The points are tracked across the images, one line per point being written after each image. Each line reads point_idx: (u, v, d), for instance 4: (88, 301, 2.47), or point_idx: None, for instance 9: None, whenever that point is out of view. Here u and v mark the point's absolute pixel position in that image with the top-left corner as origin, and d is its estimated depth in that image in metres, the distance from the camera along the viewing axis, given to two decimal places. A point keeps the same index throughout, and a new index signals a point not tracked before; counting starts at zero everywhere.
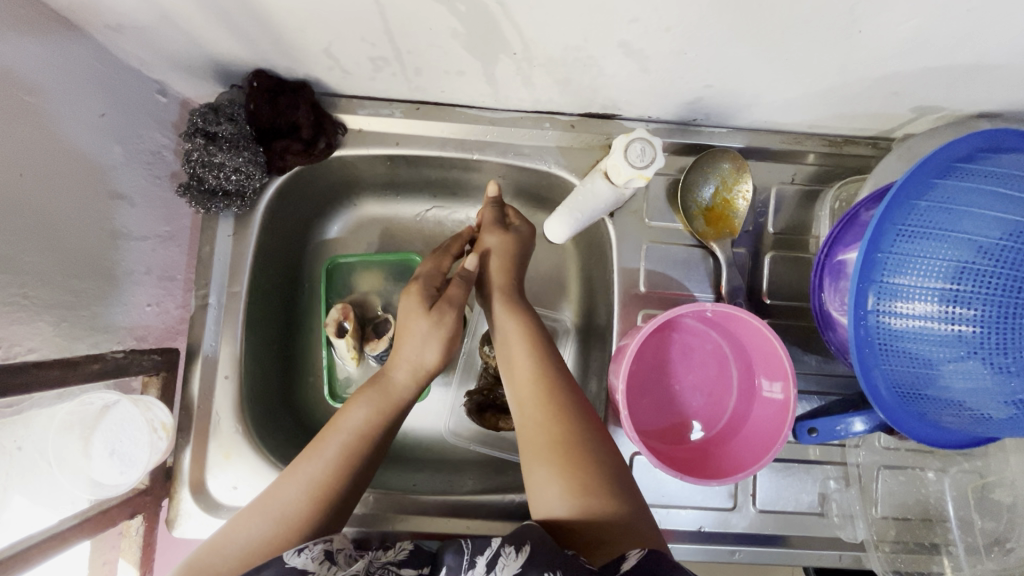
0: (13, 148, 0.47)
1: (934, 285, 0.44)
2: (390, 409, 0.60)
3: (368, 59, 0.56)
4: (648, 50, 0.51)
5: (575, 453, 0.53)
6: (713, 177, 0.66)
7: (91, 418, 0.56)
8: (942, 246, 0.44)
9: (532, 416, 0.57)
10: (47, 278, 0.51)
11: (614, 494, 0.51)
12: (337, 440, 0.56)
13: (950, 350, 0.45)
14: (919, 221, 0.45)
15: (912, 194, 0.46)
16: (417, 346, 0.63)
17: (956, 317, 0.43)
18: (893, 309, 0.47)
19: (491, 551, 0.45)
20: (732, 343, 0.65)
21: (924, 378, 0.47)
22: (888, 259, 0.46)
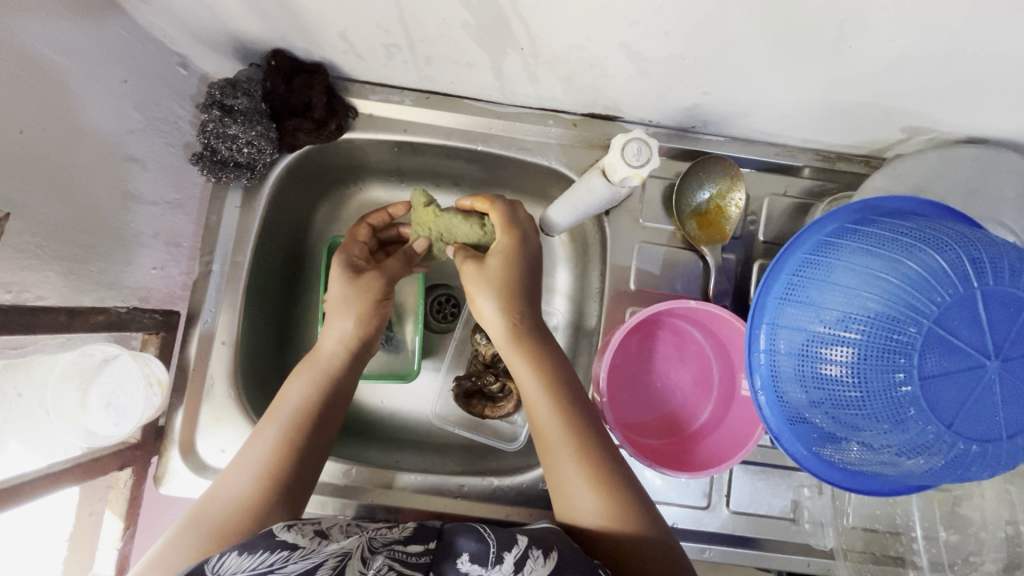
0: (37, 104, 0.49)
1: (823, 330, 0.51)
2: (326, 378, 0.62)
3: (382, 45, 0.59)
4: (648, 53, 0.53)
5: (599, 467, 0.56)
6: (709, 183, 0.68)
7: (89, 371, 0.58)
8: (828, 300, 0.51)
9: (554, 442, 0.58)
10: (60, 230, 0.53)
11: (641, 508, 0.55)
12: (273, 423, 0.59)
13: (848, 393, 0.50)
14: (813, 280, 0.53)
15: (816, 257, 0.55)
16: (339, 312, 0.64)
17: (821, 376, 0.52)
18: (805, 354, 0.53)
19: (518, 552, 0.49)
20: (715, 344, 0.66)
21: (841, 420, 0.52)
22: (795, 308, 0.54)
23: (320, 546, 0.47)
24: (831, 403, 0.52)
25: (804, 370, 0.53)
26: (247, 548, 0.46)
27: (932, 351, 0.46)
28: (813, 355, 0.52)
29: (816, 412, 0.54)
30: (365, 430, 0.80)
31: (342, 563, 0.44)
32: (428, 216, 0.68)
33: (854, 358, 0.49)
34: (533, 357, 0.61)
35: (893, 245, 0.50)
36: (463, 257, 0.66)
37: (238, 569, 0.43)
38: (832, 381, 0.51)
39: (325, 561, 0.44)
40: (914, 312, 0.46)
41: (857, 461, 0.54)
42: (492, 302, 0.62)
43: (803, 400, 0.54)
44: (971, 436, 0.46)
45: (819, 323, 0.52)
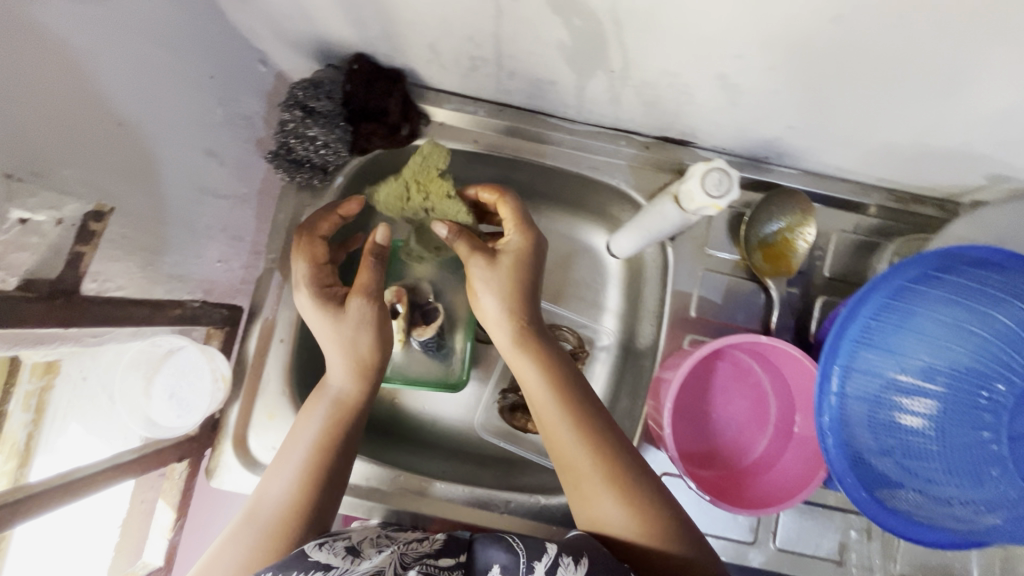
0: (133, 97, 0.49)
1: (908, 378, 0.53)
2: (348, 417, 0.62)
3: (468, 57, 0.59)
4: (743, 85, 0.52)
5: (611, 462, 0.56)
6: (779, 216, 0.67)
7: (156, 359, 0.60)
8: (915, 350, 0.53)
9: (568, 446, 0.57)
10: (143, 221, 0.53)
11: (656, 500, 0.55)
12: (292, 459, 0.58)
13: (925, 441, 0.52)
14: (899, 328, 0.53)
15: (902, 302, 0.53)
16: (347, 342, 0.61)
17: (896, 425, 0.53)
18: (885, 401, 0.53)
19: (549, 559, 0.48)
20: (775, 379, 0.65)
21: (910, 468, 0.53)
22: (878, 354, 0.53)
23: (353, 566, 0.47)
24: (902, 451, 0.53)
25: (877, 417, 0.53)
26: (281, 568, 0.46)
27: (1017, 411, 0.50)
28: (888, 403, 0.53)
29: (885, 459, 0.54)
30: (409, 436, 0.80)
31: None
32: (440, 189, 0.64)
33: (937, 411, 0.52)
34: (551, 376, 0.59)
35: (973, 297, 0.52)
36: (471, 251, 0.63)
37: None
38: (908, 430, 0.53)
39: None
40: (1004, 371, 0.50)
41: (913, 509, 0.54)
42: (493, 299, 0.62)
43: (870, 446, 0.54)
44: None
45: (898, 371, 0.53)
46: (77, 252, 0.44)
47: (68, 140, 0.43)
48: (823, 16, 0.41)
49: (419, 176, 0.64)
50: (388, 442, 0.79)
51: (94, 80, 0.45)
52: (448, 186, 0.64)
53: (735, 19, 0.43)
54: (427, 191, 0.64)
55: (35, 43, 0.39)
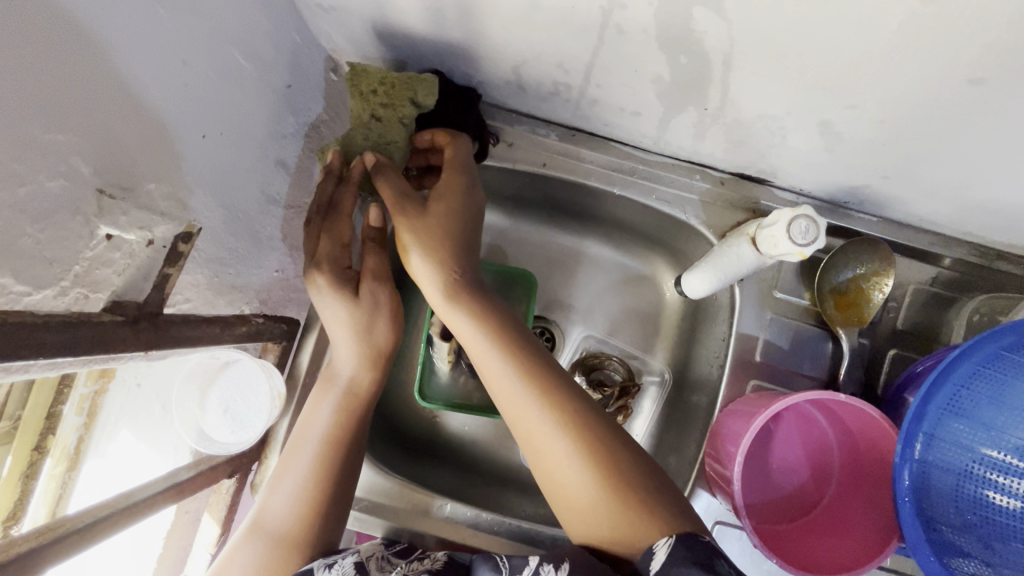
0: (217, 107, 0.48)
1: (1001, 455, 0.50)
2: (358, 405, 0.61)
3: (551, 82, 0.57)
4: (846, 134, 0.50)
5: (568, 424, 0.52)
6: (858, 264, 0.64)
7: (212, 371, 0.58)
8: (1011, 426, 0.50)
9: (524, 412, 0.53)
10: (215, 234, 0.52)
11: (620, 459, 0.50)
12: (300, 459, 0.58)
13: (1015, 523, 0.49)
14: (989, 399, 0.51)
15: (992, 372, 0.50)
16: (365, 330, 0.60)
17: (982, 501, 0.51)
18: (972, 477, 0.51)
19: (529, 571, 0.46)
20: (841, 433, 0.62)
21: (996, 551, 0.50)
22: (965, 427, 0.51)
23: None
24: (986, 528, 0.51)
25: (962, 492, 0.51)
26: None
27: None
28: (977, 479, 0.51)
29: (963, 536, 0.51)
30: (450, 457, 0.79)
31: None
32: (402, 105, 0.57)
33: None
34: (491, 336, 0.56)
35: None
36: (397, 196, 0.58)
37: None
38: (996, 509, 0.50)
39: None
40: None
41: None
42: (417, 250, 0.58)
43: (950, 520, 0.52)
44: None
45: (992, 447, 0.50)
46: (164, 274, 0.42)
47: (158, 154, 0.42)
48: (958, 76, 0.39)
49: (392, 82, 0.57)
50: (429, 462, 0.78)
51: (185, 90, 0.44)
52: (411, 115, 0.58)
53: (857, 73, 0.41)
54: (391, 102, 0.57)
55: (136, 55, 0.38)
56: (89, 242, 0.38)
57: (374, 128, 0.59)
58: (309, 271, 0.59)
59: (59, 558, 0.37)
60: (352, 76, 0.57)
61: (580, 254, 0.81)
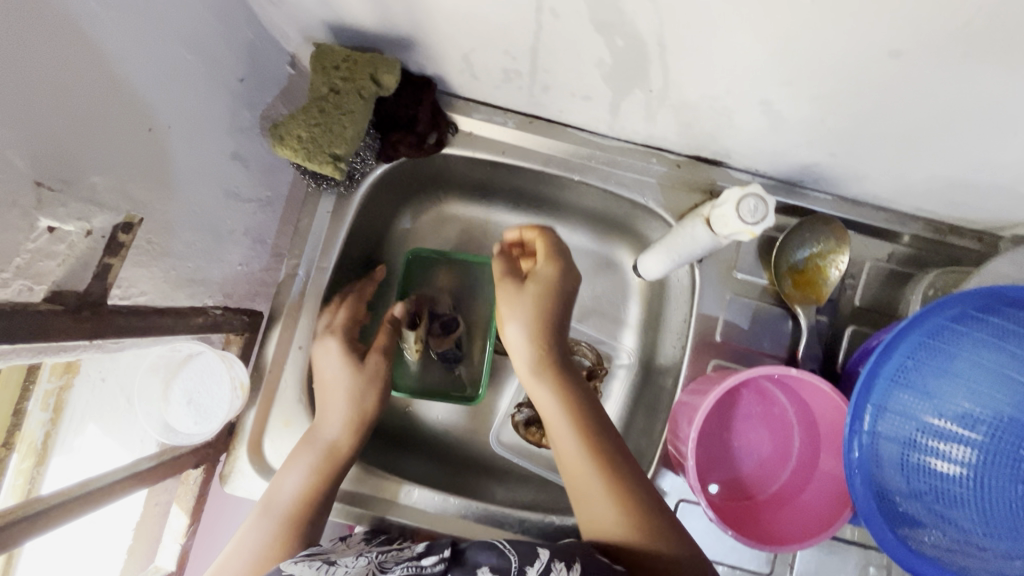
0: (164, 101, 0.48)
1: (944, 423, 0.51)
2: (328, 472, 0.60)
3: (501, 69, 0.57)
4: (787, 111, 0.50)
5: (605, 453, 0.55)
6: (812, 242, 0.65)
7: (175, 364, 0.59)
8: (953, 393, 0.51)
9: (570, 440, 0.56)
10: (169, 227, 0.53)
11: (642, 490, 0.54)
12: (263, 525, 0.57)
13: (959, 489, 0.51)
14: (933, 369, 0.51)
15: (938, 342, 0.51)
16: (351, 404, 0.63)
17: (926, 469, 0.52)
18: (917, 446, 0.52)
19: (540, 564, 0.47)
20: (800, 410, 0.63)
21: (941, 518, 0.52)
22: (913, 396, 0.52)
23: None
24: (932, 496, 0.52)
25: (909, 461, 0.52)
26: None
27: None
28: (922, 447, 0.52)
29: (913, 503, 0.52)
30: (422, 445, 0.80)
31: None
32: (360, 79, 0.55)
33: (976, 459, 0.50)
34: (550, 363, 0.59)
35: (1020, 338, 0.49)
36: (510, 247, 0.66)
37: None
38: (940, 475, 0.51)
39: None
40: None
41: (948, 556, 0.51)
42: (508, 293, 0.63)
43: (901, 489, 0.53)
44: None
45: (936, 415, 0.51)
46: (104, 264, 0.43)
47: (98, 147, 0.43)
48: (880, 48, 0.39)
49: (355, 59, 0.55)
50: (401, 450, 0.78)
51: (127, 85, 0.44)
52: (373, 93, 0.55)
53: (786, 49, 0.42)
54: (351, 77, 0.54)
55: (67, 51, 0.38)
56: (29, 234, 0.38)
57: (331, 103, 0.55)
58: (325, 330, 0.66)
59: (10, 545, 0.37)
60: (317, 54, 0.55)
61: None
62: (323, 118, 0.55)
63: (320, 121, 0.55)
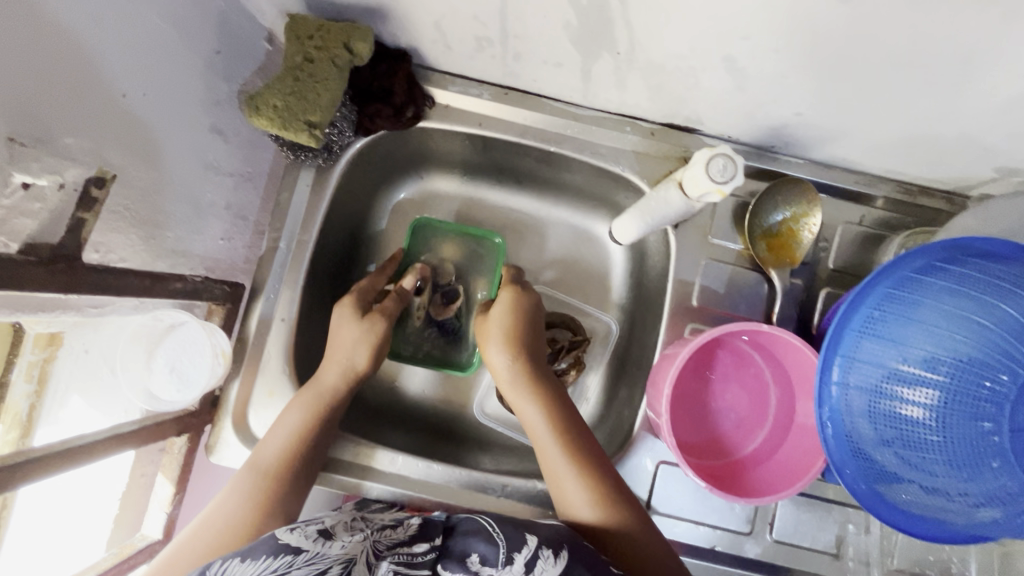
0: (137, 68, 0.49)
1: (906, 368, 0.50)
2: (325, 412, 0.63)
3: (473, 37, 0.58)
4: (750, 68, 0.51)
5: (572, 443, 0.61)
6: (785, 206, 0.66)
7: (157, 334, 0.60)
8: (916, 338, 0.50)
9: (541, 436, 0.62)
10: (147, 194, 0.53)
11: (607, 476, 0.59)
12: (252, 469, 0.58)
13: (928, 435, 0.50)
14: (894, 315, 0.52)
15: (896, 290, 0.52)
16: (348, 349, 0.66)
17: (895, 416, 0.51)
18: (883, 393, 0.52)
19: (528, 551, 0.50)
20: (775, 370, 0.65)
21: (914, 463, 0.51)
22: (876, 344, 0.52)
23: (323, 548, 0.49)
24: (903, 443, 0.52)
25: (877, 409, 0.52)
26: (249, 552, 0.47)
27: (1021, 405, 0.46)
28: (889, 394, 0.51)
29: (885, 451, 0.52)
30: (408, 419, 0.81)
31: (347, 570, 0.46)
32: (333, 47, 0.55)
33: (939, 402, 0.49)
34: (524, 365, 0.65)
35: (990, 289, 0.49)
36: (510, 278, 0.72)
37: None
38: (908, 421, 0.51)
39: (330, 568, 0.46)
40: (1011, 361, 0.47)
41: (910, 505, 0.54)
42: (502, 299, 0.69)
43: (870, 437, 0.53)
44: None
45: (900, 361, 0.51)
46: (78, 218, 0.45)
47: (71, 108, 0.43)
48: None
49: (327, 29, 0.55)
50: (387, 424, 0.79)
51: (101, 49, 0.45)
52: (345, 63, 0.56)
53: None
54: (323, 45, 0.55)
55: (36, 11, 0.39)
56: (2, 189, 0.39)
57: (303, 71, 0.56)
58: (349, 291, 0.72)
59: None
60: (291, 25, 0.56)
61: (529, 216, 0.83)
62: (298, 87, 0.56)
63: (293, 89, 0.56)
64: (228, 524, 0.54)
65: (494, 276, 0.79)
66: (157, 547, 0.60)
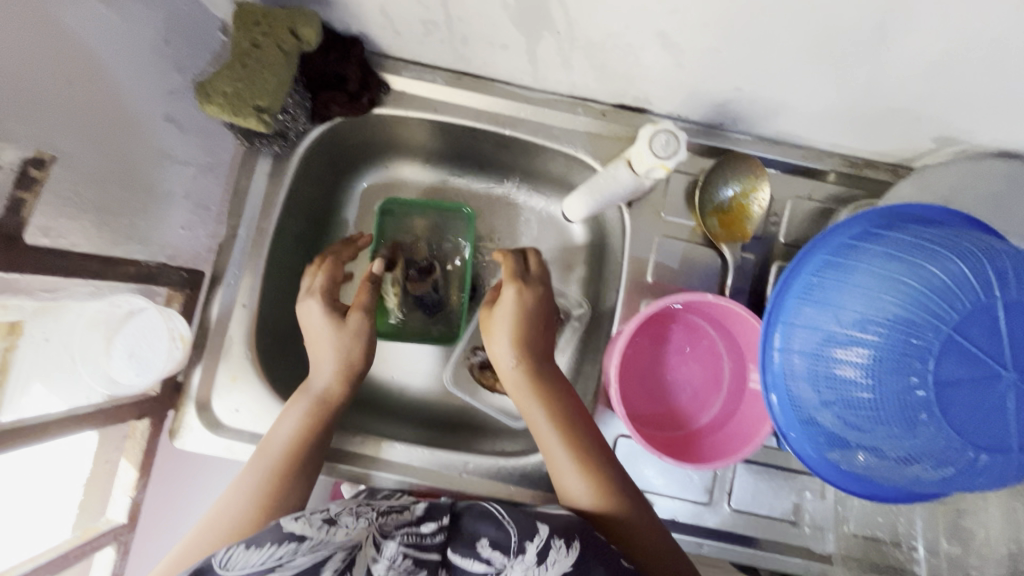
0: (80, 56, 0.50)
1: (839, 329, 0.51)
2: (325, 410, 0.63)
3: (419, 21, 0.60)
4: (683, 42, 0.53)
5: (575, 437, 0.61)
6: (733, 181, 0.68)
7: (116, 321, 0.61)
8: (847, 300, 0.51)
9: (545, 431, 0.62)
10: (98, 180, 0.55)
11: (610, 469, 0.61)
12: (258, 466, 0.59)
13: (863, 395, 0.49)
14: (828, 280, 0.53)
15: (830, 258, 0.54)
16: (331, 349, 0.64)
17: (832, 377, 0.51)
18: (820, 355, 0.52)
19: (540, 541, 0.52)
20: (727, 340, 0.67)
21: (854, 425, 0.51)
22: (812, 309, 0.53)
23: (328, 536, 0.49)
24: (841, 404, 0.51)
25: (817, 371, 0.53)
26: (254, 539, 0.47)
27: (947, 359, 0.45)
28: (826, 356, 0.52)
29: (826, 412, 0.53)
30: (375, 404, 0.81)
31: (350, 557, 0.49)
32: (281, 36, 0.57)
33: (869, 360, 0.49)
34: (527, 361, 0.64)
35: (918, 251, 0.50)
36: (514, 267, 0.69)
37: (247, 564, 0.45)
38: (844, 382, 0.50)
39: (335, 554, 0.48)
40: (933, 318, 0.46)
41: (864, 468, 0.54)
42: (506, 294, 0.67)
43: (812, 399, 0.54)
44: (983, 446, 0.46)
45: (834, 323, 0.51)
46: (17, 198, 0.45)
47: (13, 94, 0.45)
48: None
49: (274, 15, 0.57)
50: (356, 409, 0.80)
51: (44, 37, 0.46)
52: (293, 50, 0.58)
53: None
54: (270, 31, 0.56)
55: None
56: None
57: (250, 56, 0.57)
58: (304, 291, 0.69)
59: None
60: (239, 13, 0.57)
61: (493, 200, 0.85)
62: (246, 73, 0.57)
63: (243, 75, 0.57)
64: (233, 521, 0.55)
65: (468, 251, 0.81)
66: (122, 530, 0.62)
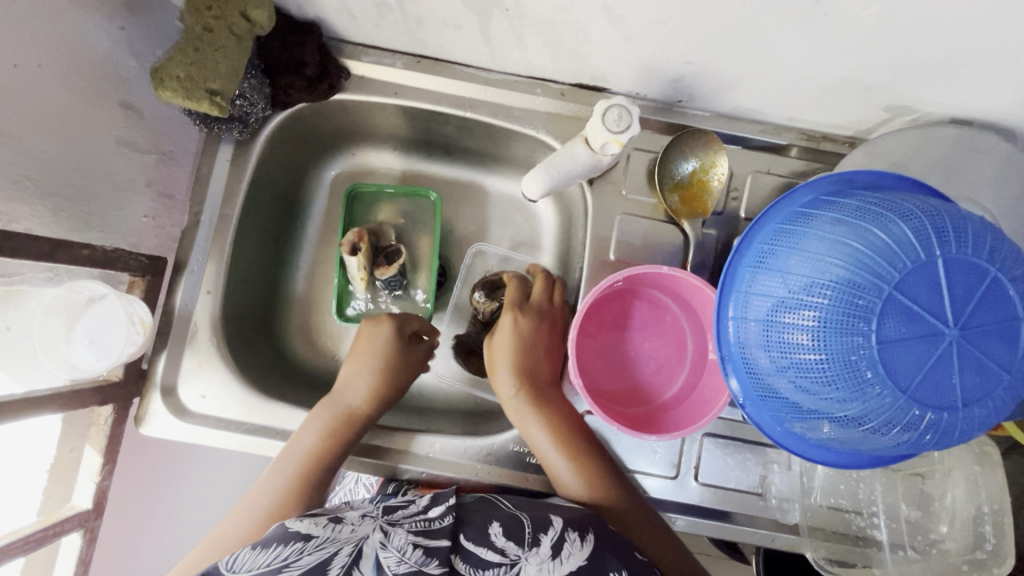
0: (28, 41, 0.50)
1: (789, 294, 0.51)
2: (346, 428, 0.65)
3: (372, 3, 0.60)
4: (629, 15, 0.53)
5: (574, 448, 0.64)
6: (692, 156, 0.69)
7: (76, 307, 0.61)
8: (797, 265, 0.51)
9: (544, 444, 0.64)
10: (50, 165, 0.55)
11: (610, 477, 0.63)
12: (278, 473, 0.62)
13: (814, 360, 0.49)
14: (780, 248, 0.53)
15: (782, 227, 0.55)
16: (382, 385, 0.69)
17: (785, 343, 0.51)
18: (772, 322, 0.52)
19: (556, 535, 0.51)
20: (689, 315, 0.68)
21: (809, 390, 0.51)
22: (764, 277, 0.53)
23: (334, 534, 0.49)
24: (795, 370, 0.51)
25: (770, 338, 0.53)
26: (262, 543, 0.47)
27: (892, 319, 0.45)
28: (779, 323, 0.51)
29: (781, 378, 0.53)
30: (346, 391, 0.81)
31: (357, 550, 0.46)
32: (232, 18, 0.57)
33: (818, 323, 0.48)
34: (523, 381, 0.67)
35: (865, 215, 0.50)
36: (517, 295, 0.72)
37: (254, 565, 0.45)
38: (795, 347, 0.50)
39: (341, 549, 0.46)
40: (876, 278, 0.46)
41: (826, 435, 0.54)
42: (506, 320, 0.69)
43: (767, 365, 0.53)
44: (930, 404, 0.46)
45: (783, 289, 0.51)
46: None
47: None
48: None
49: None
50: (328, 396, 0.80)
51: None
52: (245, 33, 0.59)
53: None
54: (221, 14, 0.57)
55: None
56: None
57: (202, 41, 0.57)
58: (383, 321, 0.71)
59: None
60: None
61: (461, 185, 0.85)
62: (198, 57, 0.57)
63: (195, 59, 0.57)
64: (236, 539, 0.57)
65: (435, 233, 0.81)
66: (88, 516, 0.61)
